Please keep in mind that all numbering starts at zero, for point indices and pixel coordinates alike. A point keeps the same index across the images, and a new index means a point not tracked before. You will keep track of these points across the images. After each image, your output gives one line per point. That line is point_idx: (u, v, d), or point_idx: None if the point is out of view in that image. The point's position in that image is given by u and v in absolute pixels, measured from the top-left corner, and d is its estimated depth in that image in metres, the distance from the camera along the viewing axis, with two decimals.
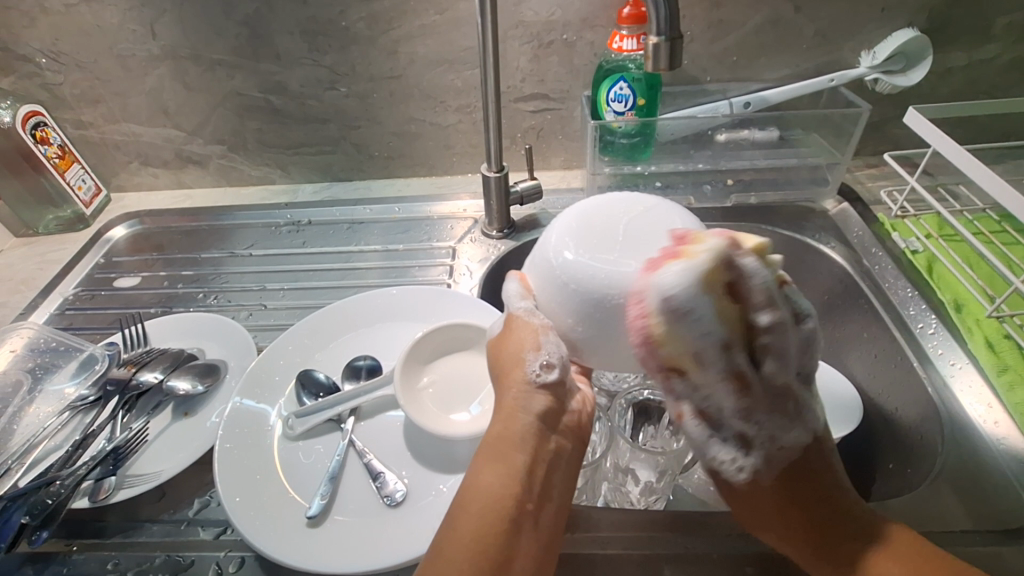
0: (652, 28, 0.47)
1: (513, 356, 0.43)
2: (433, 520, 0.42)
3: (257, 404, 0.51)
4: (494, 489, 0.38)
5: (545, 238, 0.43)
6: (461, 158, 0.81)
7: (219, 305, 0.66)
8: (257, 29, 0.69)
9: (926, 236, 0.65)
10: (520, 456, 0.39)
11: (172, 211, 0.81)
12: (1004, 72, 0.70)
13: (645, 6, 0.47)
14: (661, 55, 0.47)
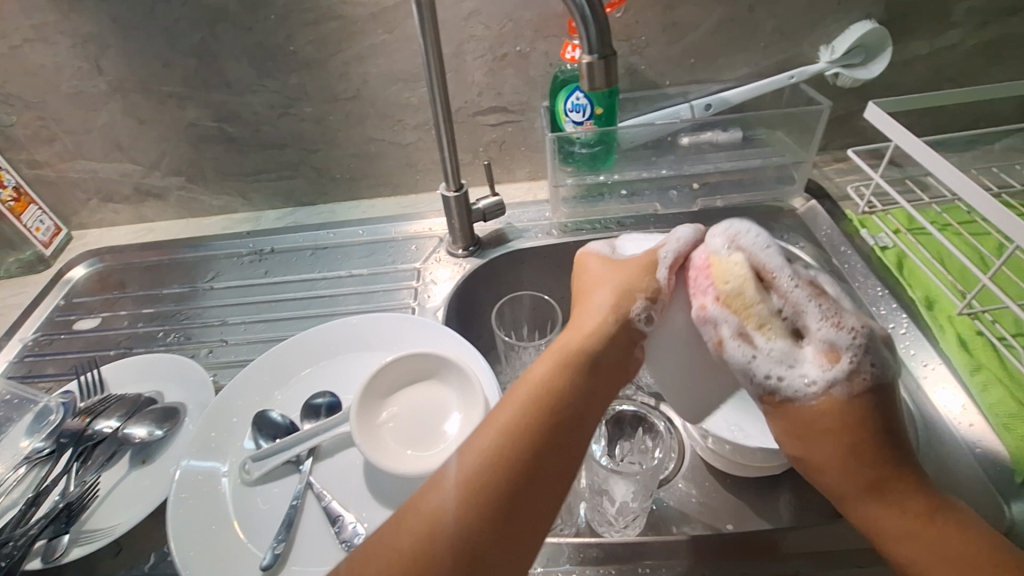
0: (584, 47, 0.47)
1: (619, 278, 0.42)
2: None
3: (205, 463, 0.48)
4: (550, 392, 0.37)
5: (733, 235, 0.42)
6: (424, 175, 0.79)
7: (179, 343, 0.65)
8: (205, 58, 0.68)
9: (895, 231, 0.64)
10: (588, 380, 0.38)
11: (135, 247, 0.79)
12: (967, 59, 0.69)
13: (574, 25, 0.46)
14: (595, 72, 0.46)
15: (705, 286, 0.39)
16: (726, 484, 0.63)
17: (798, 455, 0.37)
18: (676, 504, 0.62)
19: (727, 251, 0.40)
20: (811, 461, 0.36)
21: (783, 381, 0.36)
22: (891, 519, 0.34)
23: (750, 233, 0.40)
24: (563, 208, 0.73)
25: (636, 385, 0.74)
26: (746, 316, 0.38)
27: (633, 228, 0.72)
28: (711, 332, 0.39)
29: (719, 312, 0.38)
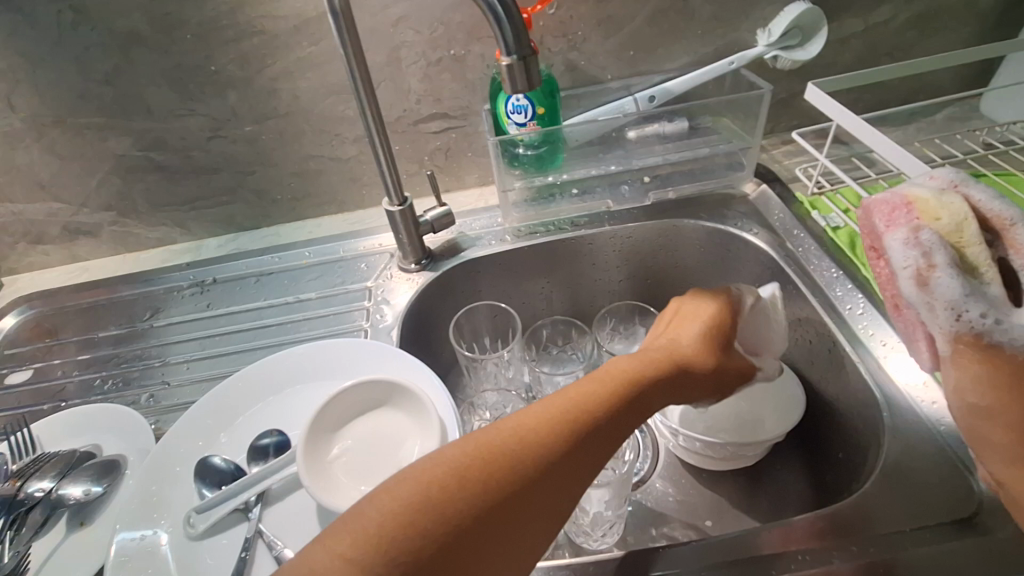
0: (501, 48, 0.44)
1: (725, 358, 0.40)
2: None
3: (136, 534, 0.44)
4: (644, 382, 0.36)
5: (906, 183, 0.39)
6: (370, 189, 0.76)
7: (118, 390, 0.61)
8: (122, 85, 0.64)
9: (845, 211, 0.63)
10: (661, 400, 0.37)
11: (68, 289, 0.75)
12: (902, 32, 0.69)
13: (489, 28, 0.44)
14: (515, 76, 0.45)
15: (900, 223, 0.37)
16: (700, 479, 0.63)
17: (980, 406, 0.34)
18: (652, 504, 0.61)
19: (939, 191, 0.37)
20: (994, 411, 0.34)
21: (1002, 325, 0.33)
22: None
23: (979, 186, 0.37)
24: (514, 213, 0.71)
25: None
26: (956, 254, 0.35)
27: (587, 227, 0.70)
28: (908, 271, 0.35)
29: (933, 240, 0.35)
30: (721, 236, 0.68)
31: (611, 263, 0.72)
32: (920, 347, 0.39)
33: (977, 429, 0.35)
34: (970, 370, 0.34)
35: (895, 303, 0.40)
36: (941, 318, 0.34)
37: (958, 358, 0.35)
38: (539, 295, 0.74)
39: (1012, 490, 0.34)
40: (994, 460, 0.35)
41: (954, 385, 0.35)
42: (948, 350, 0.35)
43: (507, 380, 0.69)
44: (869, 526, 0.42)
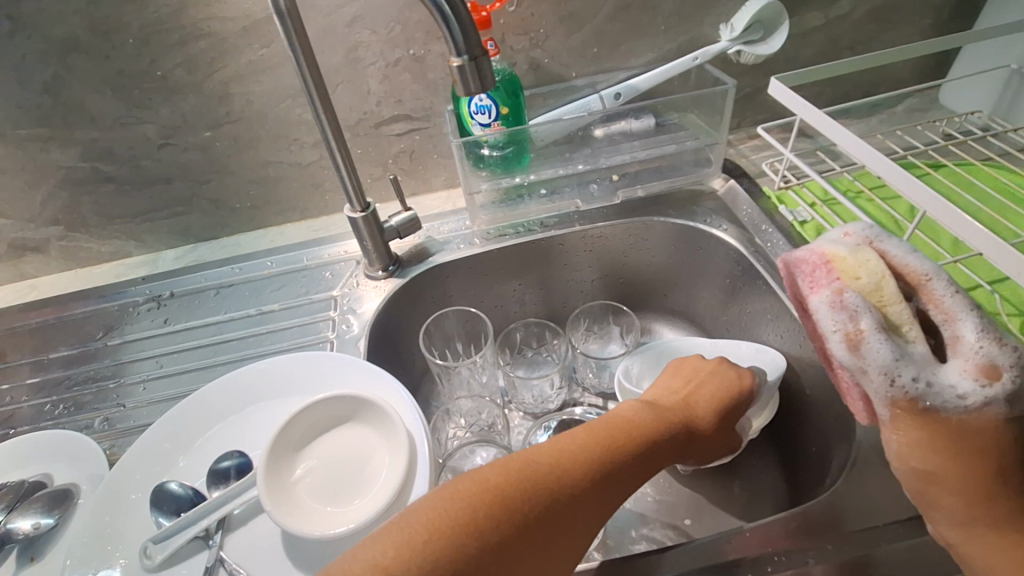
0: (450, 49, 0.43)
1: (727, 429, 0.43)
2: None
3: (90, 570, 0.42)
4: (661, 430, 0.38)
5: (827, 239, 0.39)
6: (333, 195, 0.74)
7: (70, 415, 0.58)
8: (61, 93, 0.60)
9: (812, 205, 0.63)
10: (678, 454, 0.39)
11: (15, 309, 0.71)
12: (860, 26, 0.70)
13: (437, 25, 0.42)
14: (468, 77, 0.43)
15: (825, 284, 0.37)
16: (678, 478, 0.62)
17: (921, 470, 0.35)
18: (631, 506, 0.61)
19: (856, 250, 0.37)
20: (936, 475, 0.34)
21: (931, 387, 0.33)
22: (1000, 556, 0.33)
23: (893, 241, 0.37)
24: (482, 216, 0.70)
25: (581, 386, 0.72)
26: (881, 314, 0.35)
27: (557, 227, 0.69)
28: (839, 334, 0.35)
29: (858, 302, 0.35)
30: (691, 233, 0.67)
31: (583, 263, 0.72)
32: (857, 401, 0.39)
33: (922, 491, 0.35)
34: (909, 436, 0.35)
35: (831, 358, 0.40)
36: (876, 381, 0.34)
37: (894, 425, 0.35)
38: (511, 298, 0.73)
39: (961, 551, 0.35)
40: (941, 520, 0.35)
41: (894, 452, 0.36)
42: (887, 412, 0.35)
43: (482, 387, 0.68)
44: (844, 524, 0.42)
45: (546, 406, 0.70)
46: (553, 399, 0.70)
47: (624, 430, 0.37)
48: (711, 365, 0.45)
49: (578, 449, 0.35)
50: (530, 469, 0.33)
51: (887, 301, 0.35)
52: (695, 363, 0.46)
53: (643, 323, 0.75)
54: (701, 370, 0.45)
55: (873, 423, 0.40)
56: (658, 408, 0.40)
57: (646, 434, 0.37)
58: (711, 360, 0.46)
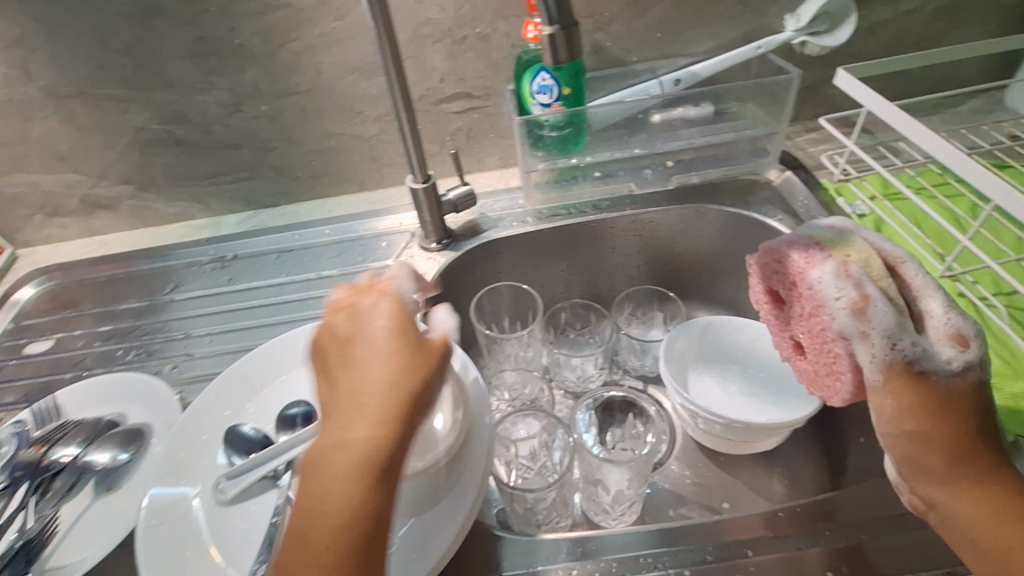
0: (543, 18, 0.46)
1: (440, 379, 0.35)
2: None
3: (170, 492, 0.45)
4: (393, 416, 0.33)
5: (812, 228, 0.44)
6: (391, 169, 0.76)
7: (141, 360, 0.62)
8: (144, 56, 0.63)
9: (871, 199, 0.64)
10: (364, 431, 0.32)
11: (87, 261, 0.74)
12: (929, 22, 0.69)
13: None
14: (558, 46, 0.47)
15: (821, 262, 0.39)
16: (718, 463, 0.63)
17: (914, 431, 0.35)
18: (669, 487, 0.62)
19: (843, 237, 0.41)
20: (926, 435, 0.35)
21: (925, 350, 0.35)
22: (983, 510, 0.34)
23: (871, 233, 0.42)
24: (536, 195, 0.71)
25: (623, 368, 0.73)
26: (879, 287, 0.38)
27: (610, 210, 0.70)
28: (841, 301, 0.37)
29: (861, 274, 0.38)
30: (745, 222, 0.68)
31: (631, 247, 0.72)
32: (840, 381, 0.40)
33: (910, 453, 0.36)
34: (899, 399, 0.36)
35: (810, 342, 0.42)
36: (875, 346, 0.36)
37: (885, 388, 0.36)
38: (558, 279, 0.74)
39: (942, 510, 0.35)
40: (925, 480, 0.36)
41: (884, 416, 0.36)
42: (876, 378, 0.36)
43: (527, 361, 0.70)
44: (881, 506, 0.45)
45: (588, 386, 0.71)
46: (594, 379, 0.71)
47: (317, 457, 0.33)
48: (384, 313, 0.37)
49: (327, 483, 0.32)
50: (320, 518, 0.31)
51: (880, 277, 0.39)
52: (364, 313, 0.37)
53: (689, 310, 0.75)
54: (366, 327, 0.36)
55: (845, 405, 0.42)
56: (392, 401, 0.33)
57: (338, 445, 0.33)
58: (380, 306, 0.37)
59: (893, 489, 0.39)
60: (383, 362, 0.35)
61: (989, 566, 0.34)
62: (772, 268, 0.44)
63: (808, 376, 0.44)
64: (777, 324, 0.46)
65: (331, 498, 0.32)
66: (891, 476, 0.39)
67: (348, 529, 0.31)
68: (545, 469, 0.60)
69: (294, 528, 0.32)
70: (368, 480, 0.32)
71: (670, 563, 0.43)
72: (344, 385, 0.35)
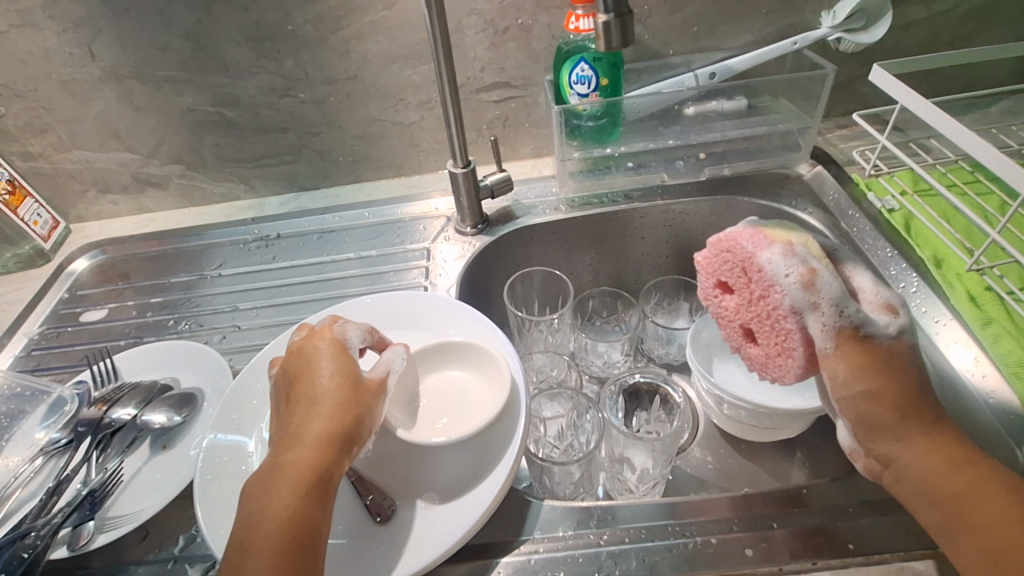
0: (600, 7, 0.48)
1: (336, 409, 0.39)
2: (410, 534, 0.43)
3: (229, 444, 0.48)
4: (319, 438, 0.38)
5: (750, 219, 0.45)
6: (428, 155, 0.79)
7: (192, 330, 0.65)
8: (202, 40, 0.66)
9: (900, 193, 0.65)
10: (303, 452, 0.38)
11: (137, 237, 0.78)
12: (966, 21, 0.69)
13: None
14: (612, 32, 0.48)
15: (764, 244, 0.40)
16: (739, 449, 0.64)
17: (864, 391, 0.37)
18: (691, 471, 0.63)
19: (780, 223, 0.43)
20: (880, 393, 0.37)
21: (866, 317, 0.37)
22: (935, 459, 0.36)
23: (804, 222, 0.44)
24: (569, 183, 0.73)
25: (647, 356, 0.75)
26: (821, 263, 0.39)
27: (641, 201, 0.72)
28: (792, 277, 0.38)
29: (805, 252, 0.39)
30: (775, 215, 0.69)
31: (660, 238, 0.74)
32: (789, 359, 0.40)
33: (863, 414, 0.37)
34: (851, 362, 0.37)
35: (756, 325, 0.42)
36: (825, 315, 0.38)
37: (835, 355, 0.38)
38: (587, 267, 0.76)
39: (898, 465, 0.37)
40: (881, 438, 0.37)
41: (838, 380, 0.37)
42: (827, 346, 0.38)
43: (556, 345, 0.71)
44: None
45: (613, 371, 0.73)
46: (619, 365, 0.73)
47: (277, 466, 0.37)
48: (331, 354, 0.43)
49: (267, 496, 0.36)
50: (256, 525, 0.35)
51: (819, 254, 0.40)
52: (314, 356, 0.43)
53: None
54: (319, 367, 0.42)
55: (794, 384, 0.41)
56: (327, 426, 0.39)
57: (295, 458, 0.37)
58: (325, 349, 0.43)
59: (849, 456, 0.40)
60: (326, 394, 0.40)
61: (944, 515, 0.35)
62: (711, 259, 0.44)
63: (752, 363, 0.44)
64: (715, 316, 0.46)
65: (267, 514, 0.36)
66: (846, 444, 0.40)
67: (287, 539, 0.35)
68: (571, 448, 0.62)
69: (234, 547, 0.35)
70: (302, 492, 0.36)
71: (698, 532, 0.45)
72: (292, 419, 0.40)
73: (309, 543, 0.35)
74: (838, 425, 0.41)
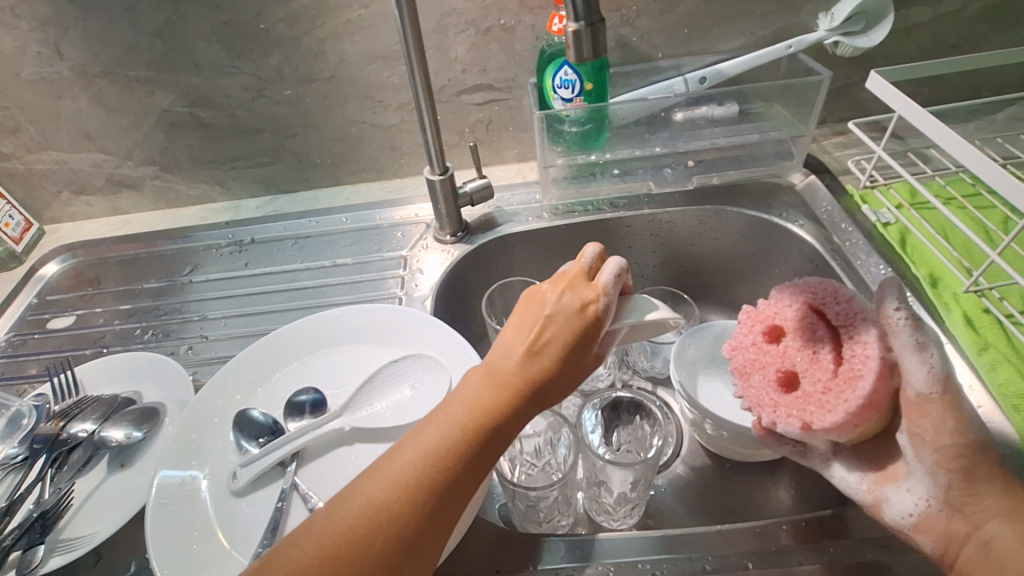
0: (570, 14, 0.46)
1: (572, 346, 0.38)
2: None
3: (182, 473, 0.46)
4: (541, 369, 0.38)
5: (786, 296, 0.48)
6: (409, 158, 0.76)
7: (159, 340, 0.63)
8: (172, 38, 0.64)
9: (897, 207, 0.62)
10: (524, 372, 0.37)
11: (109, 240, 0.76)
12: (971, 24, 0.66)
13: None
14: (583, 41, 0.46)
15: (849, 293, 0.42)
16: (724, 470, 0.62)
17: (970, 446, 0.35)
18: (673, 490, 0.61)
19: None
20: (974, 444, 0.35)
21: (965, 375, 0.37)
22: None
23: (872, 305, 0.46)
24: (553, 190, 0.71)
25: (632, 369, 0.72)
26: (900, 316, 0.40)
27: (627, 209, 0.69)
28: (896, 313, 0.36)
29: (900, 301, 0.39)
30: (764, 226, 0.66)
31: (648, 247, 0.71)
32: (847, 395, 0.38)
33: (965, 468, 0.35)
34: (953, 413, 0.35)
35: (817, 365, 0.40)
36: (931, 358, 0.35)
37: (938, 402, 0.35)
38: None
39: (990, 528, 0.35)
40: (974, 498, 0.35)
41: (943, 430, 0.35)
42: (927, 391, 0.35)
43: None
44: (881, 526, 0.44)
45: (596, 385, 0.70)
46: (602, 378, 0.70)
47: (502, 371, 0.37)
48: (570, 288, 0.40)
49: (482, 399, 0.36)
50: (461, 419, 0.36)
51: None
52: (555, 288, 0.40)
53: (702, 312, 0.74)
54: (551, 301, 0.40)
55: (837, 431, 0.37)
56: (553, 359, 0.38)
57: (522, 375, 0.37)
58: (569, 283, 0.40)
59: (917, 523, 0.37)
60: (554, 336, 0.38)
61: None
62: (773, 310, 0.46)
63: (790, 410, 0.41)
64: (751, 364, 0.44)
65: (477, 408, 0.36)
66: (914, 510, 0.37)
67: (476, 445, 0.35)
68: (548, 467, 0.59)
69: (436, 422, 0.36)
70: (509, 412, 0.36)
71: (670, 571, 0.43)
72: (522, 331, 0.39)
73: (487, 454, 0.35)
74: (903, 487, 0.38)
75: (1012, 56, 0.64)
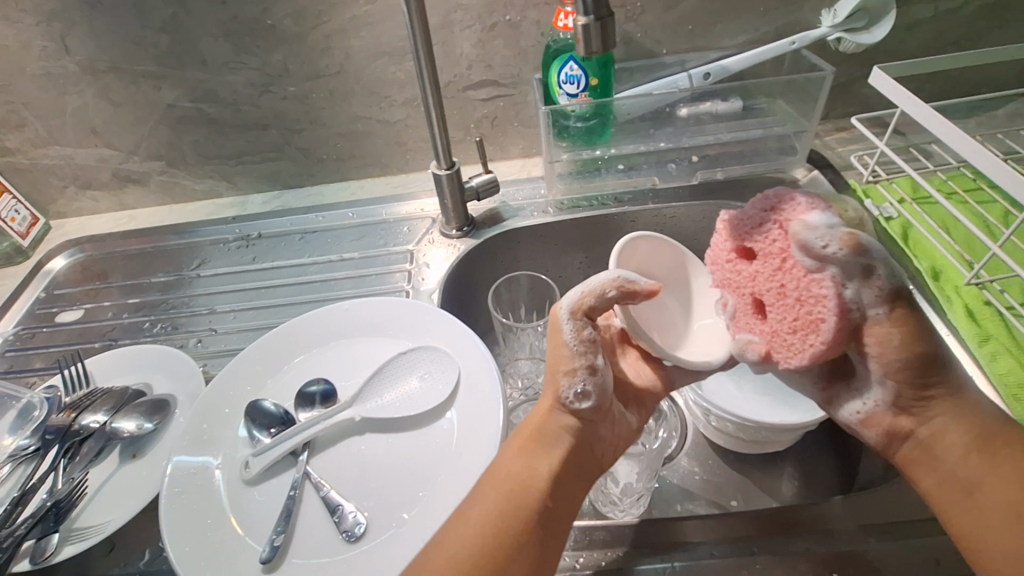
0: (579, 9, 0.46)
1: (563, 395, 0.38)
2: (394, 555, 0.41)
3: (195, 460, 0.47)
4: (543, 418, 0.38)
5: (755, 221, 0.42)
6: (414, 154, 0.77)
7: (168, 334, 0.64)
8: (179, 33, 0.64)
9: (900, 201, 0.63)
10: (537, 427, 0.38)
11: (116, 235, 0.76)
12: (972, 21, 0.67)
13: None
14: (590, 35, 0.46)
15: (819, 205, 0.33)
16: (728, 460, 0.62)
17: (921, 350, 0.33)
18: (678, 481, 0.61)
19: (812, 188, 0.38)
20: (924, 352, 0.33)
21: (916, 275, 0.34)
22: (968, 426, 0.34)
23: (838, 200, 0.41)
24: (558, 185, 0.71)
25: None
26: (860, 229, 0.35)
27: (631, 204, 0.70)
28: (831, 248, 0.30)
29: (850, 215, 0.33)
30: None
31: None
32: (807, 332, 0.33)
33: (915, 372, 0.33)
34: (906, 327, 0.33)
35: (774, 294, 0.34)
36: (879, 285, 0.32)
37: (890, 320, 0.32)
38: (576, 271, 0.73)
39: (933, 426, 0.34)
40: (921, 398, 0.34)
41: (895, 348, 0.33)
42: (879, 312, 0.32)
43: None
44: (883, 513, 0.45)
45: None
46: None
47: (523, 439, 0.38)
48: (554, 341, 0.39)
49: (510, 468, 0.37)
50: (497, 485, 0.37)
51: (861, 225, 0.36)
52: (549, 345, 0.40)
53: None
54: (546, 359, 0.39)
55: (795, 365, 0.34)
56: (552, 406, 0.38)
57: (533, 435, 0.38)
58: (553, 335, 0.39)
59: (864, 424, 0.36)
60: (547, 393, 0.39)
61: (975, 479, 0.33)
62: (745, 218, 0.36)
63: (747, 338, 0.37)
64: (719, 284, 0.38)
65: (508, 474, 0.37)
66: (859, 411, 0.36)
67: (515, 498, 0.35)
68: None
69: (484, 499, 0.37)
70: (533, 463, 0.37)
71: (677, 557, 0.44)
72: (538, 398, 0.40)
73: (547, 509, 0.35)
74: (852, 390, 0.36)
75: (1012, 52, 0.65)
